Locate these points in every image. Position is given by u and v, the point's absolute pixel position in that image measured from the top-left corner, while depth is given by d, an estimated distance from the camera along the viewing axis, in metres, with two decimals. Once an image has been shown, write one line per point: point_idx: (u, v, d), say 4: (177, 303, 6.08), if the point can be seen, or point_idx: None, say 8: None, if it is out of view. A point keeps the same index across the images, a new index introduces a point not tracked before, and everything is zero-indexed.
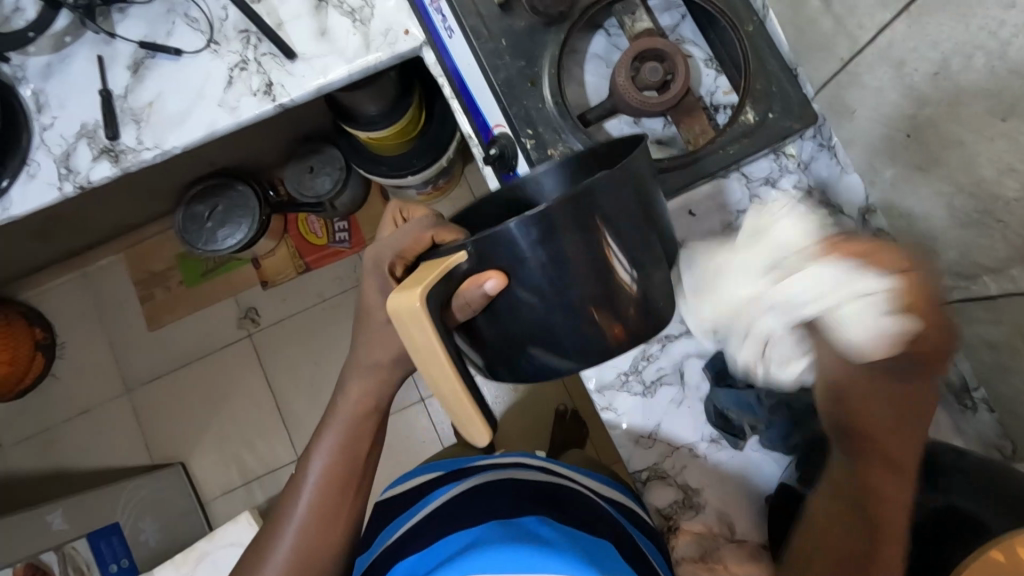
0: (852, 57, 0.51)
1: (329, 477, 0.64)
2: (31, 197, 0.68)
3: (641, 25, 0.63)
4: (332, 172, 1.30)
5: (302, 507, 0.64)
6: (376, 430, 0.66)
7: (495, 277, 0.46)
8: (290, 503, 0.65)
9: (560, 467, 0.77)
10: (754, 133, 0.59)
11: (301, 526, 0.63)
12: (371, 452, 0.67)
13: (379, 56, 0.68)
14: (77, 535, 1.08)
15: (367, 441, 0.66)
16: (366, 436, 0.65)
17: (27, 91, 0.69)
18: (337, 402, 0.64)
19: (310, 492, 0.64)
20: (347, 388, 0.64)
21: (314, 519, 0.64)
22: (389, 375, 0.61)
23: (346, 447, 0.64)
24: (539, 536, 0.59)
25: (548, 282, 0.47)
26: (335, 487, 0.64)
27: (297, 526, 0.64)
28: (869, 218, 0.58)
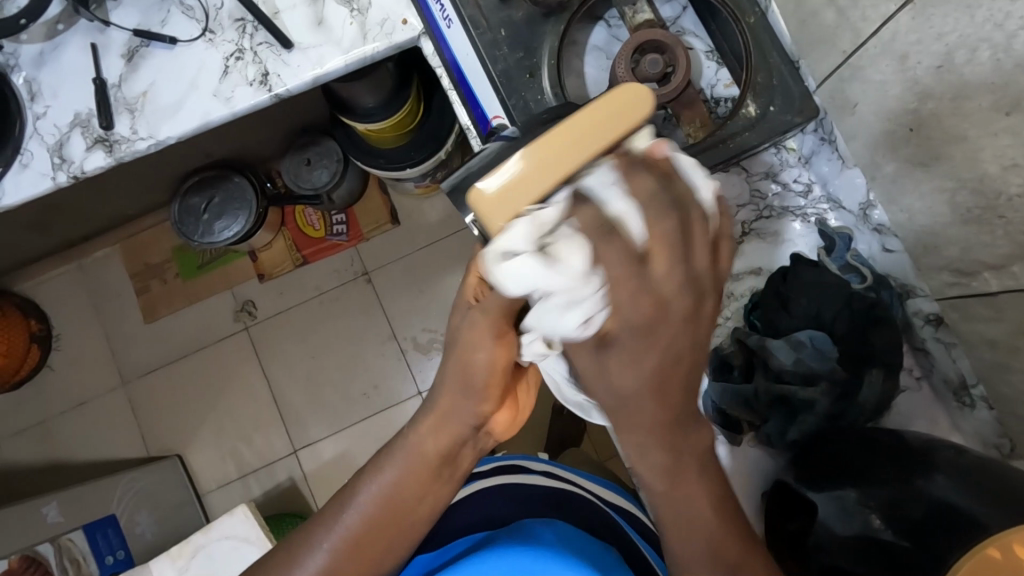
0: (854, 51, 0.50)
1: (393, 498, 0.61)
2: (25, 186, 0.67)
3: (641, 16, 0.62)
4: (329, 165, 1.29)
5: (333, 535, 0.61)
6: (438, 479, 0.62)
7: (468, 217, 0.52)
8: (339, 510, 0.62)
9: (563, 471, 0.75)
10: (752, 128, 0.58)
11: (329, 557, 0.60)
12: (431, 500, 0.62)
13: (376, 46, 0.67)
14: (74, 527, 1.07)
15: (449, 481, 0.63)
16: (446, 475, 0.63)
17: (20, 79, 0.68)
18: (409, 440, 0.62)
19: (350, 523, 0.61)
20: (420, 427, 0.62)
21: (351, 546, 0.60)
22: (454, 404, 0.61)
23: (420, 477, 0.62)
24: (550, 534, 0.58)
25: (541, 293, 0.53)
26: (403, 515, 0.61)
27: (343, 538, 0.61)
28: (868, 213, 0.58)
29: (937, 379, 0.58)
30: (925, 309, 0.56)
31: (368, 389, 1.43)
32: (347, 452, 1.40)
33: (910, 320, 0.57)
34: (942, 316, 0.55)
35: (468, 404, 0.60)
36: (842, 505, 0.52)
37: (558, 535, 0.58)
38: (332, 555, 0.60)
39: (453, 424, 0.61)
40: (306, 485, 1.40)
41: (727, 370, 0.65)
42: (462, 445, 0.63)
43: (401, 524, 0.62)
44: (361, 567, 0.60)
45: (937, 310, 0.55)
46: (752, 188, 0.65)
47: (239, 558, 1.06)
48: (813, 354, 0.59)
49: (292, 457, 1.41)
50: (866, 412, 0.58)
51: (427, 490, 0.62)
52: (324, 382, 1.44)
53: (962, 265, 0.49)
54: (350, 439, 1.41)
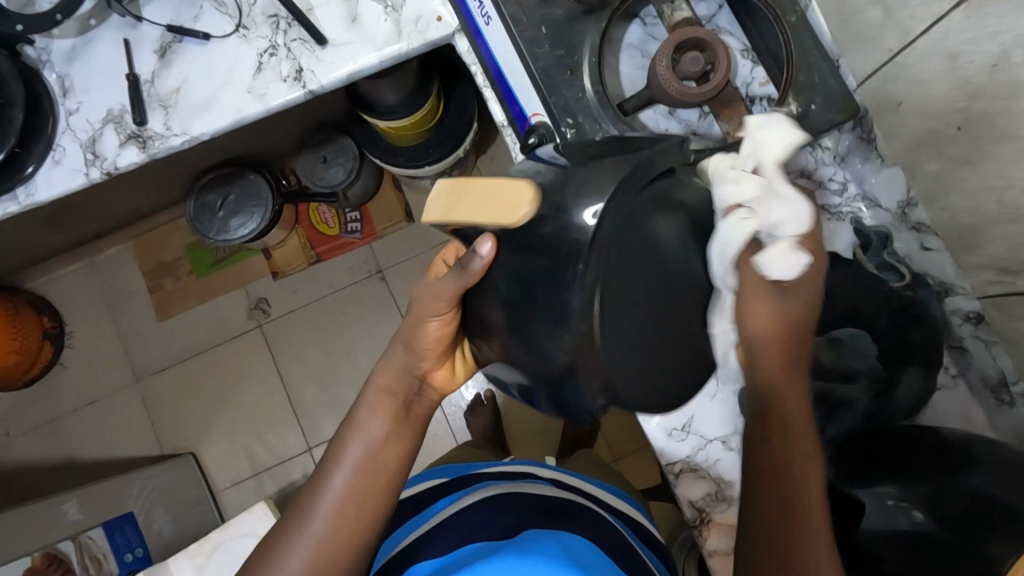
0: (901, 49, 0.50)
1: (368, 451, 0.60)
2: (57, 181, 0.67)
3: (679, 14, 0.63)
4: (345, 162, 1.29)
5: (319, 510, 0.58)
6: (402, 424, 0.61)
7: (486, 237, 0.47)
8: (322, 476, 0.59)
9: (572, 478, 0.82)
10: (798, 126, 0.57)
11: (320, 530, 0.57)
12: (404, 447, 0.61)
13: (410, 44, 0.67)
14: (92, 525, 1.05)
15: (413, 427, 0.62)
16: (407, 420, 0.62)
17: (51, 75, 0.68)
18: (363, 398, 0.62)
19: (331, 492, 0.58)
20: (371, 385, 0.62)
21: (341, 514, 0.57)
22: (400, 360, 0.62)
23: (384, 426, 0.60)
24: (560, 553, 0.60)
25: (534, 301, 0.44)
26: (382, 468, 0.60)
27: (332, 506, 0.58)
28: (908, 212, 0.58)
29: (973, 375, 0.58)
30: (964, 307, 0.56)
31: None
32: None
33: (948, 319, 0.58)
34: (983, 315, 0.55)
35: (410, 357, 0.61)
36: (881, 504, 0.53)
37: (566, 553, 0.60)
38: (322, 526, 0.57)
39: (397, 374, 0.62)
40: None
41: None
42: (414, 395, 0.63)
43: (379, 477, 0.59)
44: (355, 530, 0.58)
45: (978, 308, 0.55)
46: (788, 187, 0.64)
47: None
48: (854, 353, 0.60)
49: (306, 455, 1.41)
50: (906, 408, 0.59)
51: (394, 439, 0.61)
52: (336, 380, 1.44)
53: (1005, 264, 0.50)
54: None
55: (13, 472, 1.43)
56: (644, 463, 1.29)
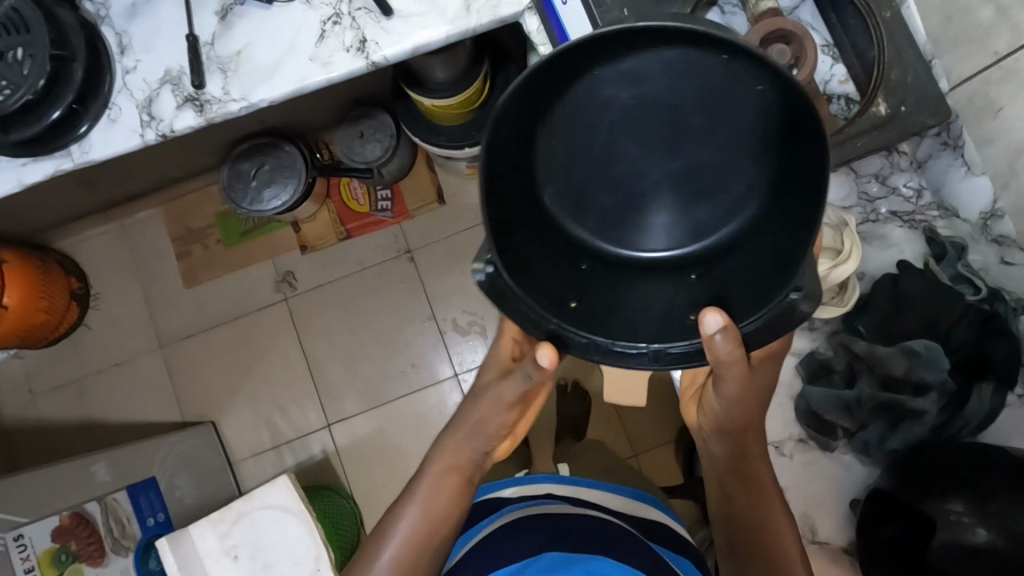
0: (1009, 53, 0.48)
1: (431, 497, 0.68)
2: (111, 142, 0.66)
3: (764, 3, 0.60)
4: (383, 139, 1.27)
5: (395, 537, 0.67)
6: (466, 486, 0.70)
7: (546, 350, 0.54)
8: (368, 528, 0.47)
9: (587, 492, 0.84)
10: (884, 126, 0.56)
11: (395, 556, 0.66)
12: (459, 505, 0.69)
13: (479, 19, 0.64)
14: (118, 488, 1.04)
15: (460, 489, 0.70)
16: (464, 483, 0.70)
17: (110, 31, 0.66)
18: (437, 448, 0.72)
19: (403, 529, 0.67)
20: (439, 454, 0.71)
21: (409, 547, 0.66)
22: (472, 440, 0.71)
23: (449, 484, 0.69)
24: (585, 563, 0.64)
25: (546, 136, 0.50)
26: (435, 518, 0.68)
27: (400, 539, 0.66)
28: (990, 223, 0.57)
29: None
30: None
31: (406, 366, 1.42)
32: (382, 429, 1.40)
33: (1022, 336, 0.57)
34: None
35: (480, 440, 0.71)
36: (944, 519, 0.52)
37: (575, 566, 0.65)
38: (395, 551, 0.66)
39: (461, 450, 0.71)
40: (339, 461, 1.40)
41: (825, 375, 0.62)
42: (473, 471, 0.71)
43: (434, 526, 0.68)
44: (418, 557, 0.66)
45: None
46: (860, 191, 0.62)
47: (283, 527, 1.07)
48: (927, 366, 0.56)
49: (326, 430, 1.41)
50: (971, 425, 0.57)
51: (448, 491, 0.69)
52: (358, 357, 1.43)
53: None
54: (386, 416, 1.41)
55: (36, 428, 1.44)
56: (663, 462, 1.27)
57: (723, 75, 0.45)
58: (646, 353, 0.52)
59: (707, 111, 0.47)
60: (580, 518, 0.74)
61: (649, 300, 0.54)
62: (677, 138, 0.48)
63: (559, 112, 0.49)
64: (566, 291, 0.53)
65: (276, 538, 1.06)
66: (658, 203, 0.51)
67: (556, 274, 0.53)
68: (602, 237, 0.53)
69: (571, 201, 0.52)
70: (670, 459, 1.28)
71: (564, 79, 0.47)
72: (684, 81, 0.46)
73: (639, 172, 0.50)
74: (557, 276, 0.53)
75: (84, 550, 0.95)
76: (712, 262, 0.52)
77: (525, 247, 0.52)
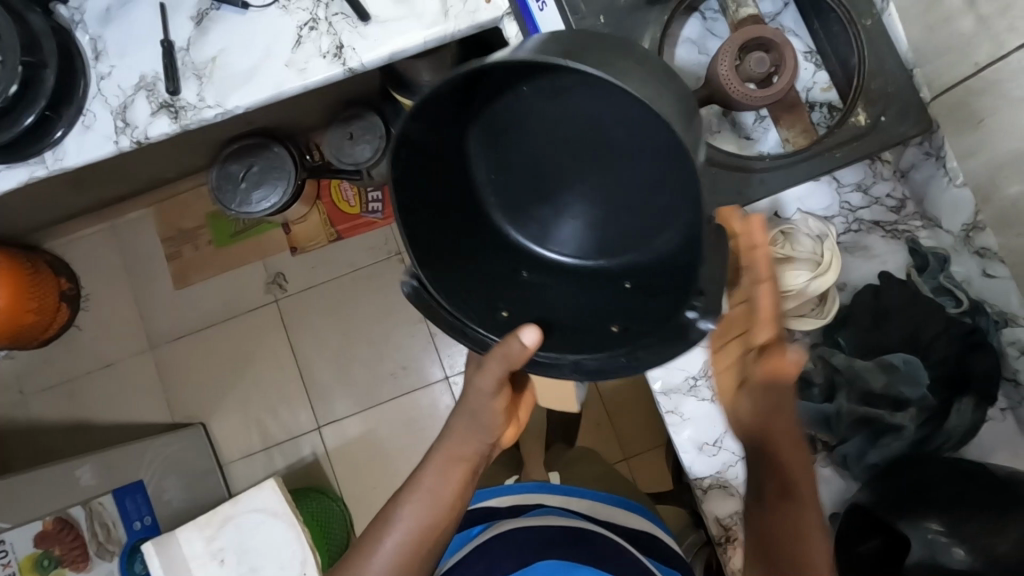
0: (989, 64, 0.47)
1: (429, 501, 0.64)
2: (85, 148, 0.65)
3: (744, 11, 0.61)
4: (372, 140, 1.26)
5: (386, 548, 0.63)
6: (467, 487, 0.67)
7: (532, 328, 0.51)
8: None
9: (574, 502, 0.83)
10: (863, 137, 0.56)
11: (387, 565, 0.62)
12: (457, 506, 0.66)
13: (457, 25, 0.63)
14: (103, 491, 1.04)
15: (458, 487, 0.66)
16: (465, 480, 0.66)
17: (84, 36, 0.66)
18: (435, 446, 0.67)
19: (395, 538, 0.63)
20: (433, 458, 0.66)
21: (400, 556, 0.63)
22: (474, 434, 0.66)
23: (448, 485, 0.65)
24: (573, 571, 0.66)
25: (466, 148, 0.51)
26: (431, 524, 0.64)
27: (394, 548, 0.63)
28: (972, 236, 0.55)
29: None
30: None
31: (396, 368, 1.41)
32: (372, 431, 1.40)
33: (1005, 350, 0.55)
34: None
35: (481, 439, 0.66)
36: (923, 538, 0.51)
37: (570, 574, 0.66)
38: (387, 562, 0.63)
39: (463, 451, 0.66)
40: (329, 463, 1.40)
41: (805, 389, 0.61)
42: (481, 462, 0.68)
43: (431, 532, 0.64)
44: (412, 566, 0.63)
45: None
46: (841, 200, 0.62)
47: (268, 531, 1.06)
48: (905, 380, 0.56)
49: (316, 432, 1.41)
50: (952, 438, 0.56)
51: (446, 491, 0.65)
52: (349, 359, 1.43)
53: None
54: (376, 418, 1.40)
55: (27, 429, 1.44)
56: (653, 466, 1.27)
57: (615, 94, 0.43)
58: (564, 364, 0.53)
59: (622, 126, 0.46)
60: (569, 526, 0.73)
61: (578, 307, 0.54)
62: (587, 153, 0.48)
63: (474, 124, 0.49)
64: (496, 299, 0.54)
65: (262, 542, 1.05)
66: (581, 212, 0.51)
67: (489, 283, 0.54)
68: (534, 242, 0.54)
69: (506, 203, 0.53)
70: (661, 463, 1.27)
71: (468, 99, 0.47)
72: (584, 97, 0.45)
73: (557, 183, 0.50)
74: (487, 286, 0.54)
75: (67, 555, 0.96)
76: (640, 273, 0.52)
77: (454, 258, 0.53)
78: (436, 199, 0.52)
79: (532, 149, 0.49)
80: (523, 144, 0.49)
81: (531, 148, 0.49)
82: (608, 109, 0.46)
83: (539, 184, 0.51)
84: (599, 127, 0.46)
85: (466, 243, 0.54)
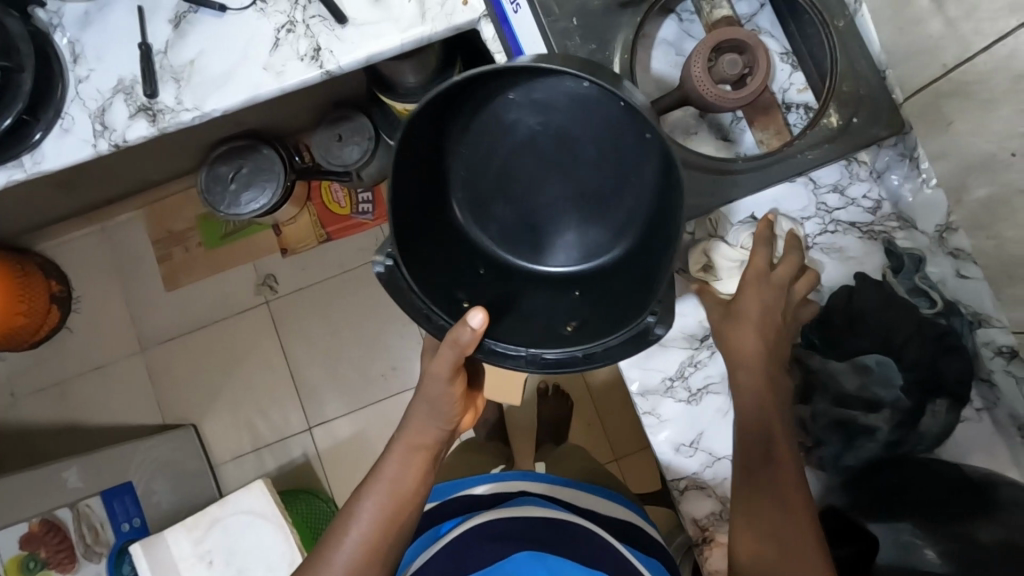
0: (956, 65, 0.47)
1: (391, 486, 0.65)
2: (64, 152, 0.65)
3: (719, 11, 0.63)
4: (360, 142, 1.25)
5: (351, 538, 0.63)
6: (428, 474, 0.67)
7: (478, 311, 0.54)
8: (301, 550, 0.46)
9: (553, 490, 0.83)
10: (837, 138, 0.58)
11: (352, 555, 0.62)
12: (419, 492, 0.67)
13: (433, 27, 0.63)
14: (91, 493, 1.05)
15: (418, 473, 0.66)
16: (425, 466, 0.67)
17: (63, 40, 0.66)
18: (397, 435, 0.68)
19: (359, 528, 0.63)
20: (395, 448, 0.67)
21: (365, 545, 0.63)
22: (432, 420, 0.67)
23: (410, 472, 0.66)
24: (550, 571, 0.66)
25: (461, 151, 0.55)
26: (395, 510, 0.65)
27: (358, 538, 0.63)
28: (945, 236, 0.55)
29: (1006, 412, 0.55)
30: (997, 340, 0.53)
31: (386, 369, 1.41)
32: (363, 432, 1.40)
33: (978, 351, 0.55)
34: (1017, 350, 0.52)
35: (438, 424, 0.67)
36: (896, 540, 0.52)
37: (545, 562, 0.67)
38: (352, 552, 0.63)
39: (424, 439, 0.67)
40: (320, 464, 1.40)
41: None
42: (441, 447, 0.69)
43: (395, 521, 0.64)
44: (378, 557, 0.63)
45: (1011, 343, 0.52)
46: (818, 201, 0.62)
47: (255, 533, 1.06)
48: (880, 381, 0.58)
49: (307, 434, 1.41)
50: (926, 440, 0.57)
51: (408, 478, 0.66)
52: (339, 360, 1.43)
53: None
54: (367, 419, 1.40)
55: (18, 431, 1.44)
56: (644, 466, 1.27)
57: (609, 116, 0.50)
58: (522, 356, 0.57)
59: (606, 149, 0.52)
60: (548, 519, 0.73)
61: (533, 308, 0.58)
62: (567, 169, 0.53)
63: (474, 131, 0.54)
64: (459, 291, 0.58)
65: (249, 543, 1.06)
66: (551, 226, 0.56)
67: (456, 279, 0.57)
68: (505, 252, 0.58)
69: (479, 211, 0.56)
70: (651, 464, 1.27)
71: (485, 106, 0.53)
72: (581, 119, 0.51)
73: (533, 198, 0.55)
74: (449, 277, 0.57)
75: (53, 557, 0.97)
76: (593, 283, 0.57)
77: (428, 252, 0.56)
78: (422, 185, 0.55)
79: (518, 165, 0.54)
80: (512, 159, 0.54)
81: (518, 158, 0.54)
82: (602, 133, 0.51)
83: (515, 198, 0.55)
84: (587, 146, 0.52)
85: (443, 242, 0.57)
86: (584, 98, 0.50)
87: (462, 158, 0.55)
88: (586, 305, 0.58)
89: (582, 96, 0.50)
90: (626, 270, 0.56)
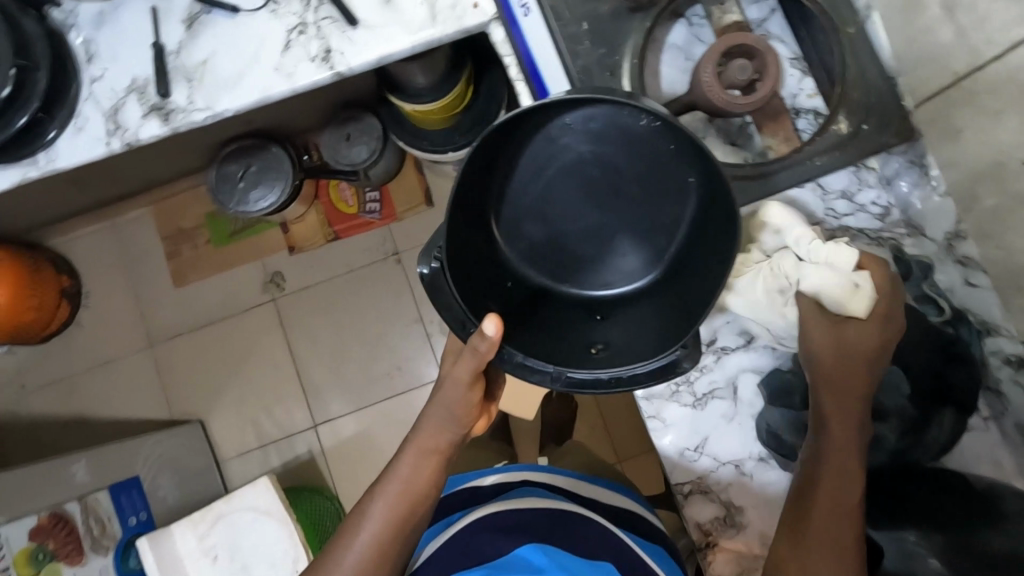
0: (968, 74, 0.48)
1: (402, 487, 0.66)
2: (77, 150, 0.66)
3: (729, 17, 0.62)
4: (369, 141, 1.26)
5: (362, 538, 0.64)
6: (439, 475, 0.67)
7: (492, 319, 0.55)
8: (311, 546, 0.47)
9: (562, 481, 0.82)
10: (847, 143, 0.59)
11: (362, 555, 0.63)
12: (431, 494, 0.67)
13: (443, 29, 0.63)
14: (99, 487, 1.06)
15: (430, 475, 0.67)
16: (436, 467, 0.67)
17: (77, 39, 0.66)
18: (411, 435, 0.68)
19: (370, 528, 0.64)
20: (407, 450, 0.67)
21: (375, 545, 0.63)
22: (444, 421, 0.67)
23: (422, 473, 0.66)
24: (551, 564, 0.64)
25: (510, 168, 0.57)
26: (405, 511, 0.65)
27: (369, 538, 0.64)
28: (955, 245, 0.55)
29: None
30: (1006, 349, 0.54)
31: (391, 368, 1.42)
32: (367, 431, 1.41)
33: (986, 359, 0.56)
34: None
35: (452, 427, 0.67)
36: None
37: (550, 558, 0.66)
38: (362, 551, 0.63)
39: (436, 440, 0.67)
40: (324, 462, 1.41)
41: (786, 395, 0.62)
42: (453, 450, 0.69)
43: (406, 522, 0.65)
44: (388, 558, 0.64)
45: (1020, 353, 0.53)
46: (826, 207, 0.60)
47: (261, 529, 1.07)
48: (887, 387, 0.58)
49: (312, 431, 1.42)
50: (932, 449, 0.57)
51: (420, 479, 0.66)
52: (344, 358, 1.43)
53: None
54: (372, 417, 1.41)
55: (27, 424, 1.46)
56: (647, 469, 1.27)
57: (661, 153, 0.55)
58: (548, 374, 0.57)
59: (648, 186, 0.57)
60: (556, 512, 0.72)
61: (560, 326, 0.61)
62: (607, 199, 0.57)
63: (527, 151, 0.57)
64: (489, 300, 0.58)
65: (254, 540, 1.06)
66: (582, 250, 0.60)
67: (490, 292, 0.59)
68: (536, 270, 0.61)
69: (515, 230, 0.59)
70: (654, 466, 1.27)
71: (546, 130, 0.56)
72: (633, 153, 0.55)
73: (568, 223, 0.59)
74: (486, 288, 0.58)
75: (61, 550, 0.97)
76: (615, 309, 0.61)
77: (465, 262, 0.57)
78: (473, 191, 0.56)
79: (563, 191, 0.58)
80: (558, 184, 0.57)
81: (565, 182, 0.57)
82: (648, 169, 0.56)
83: (553, 221, 0.59)
84: (633, 179, 0.56)
85: (479, 254, 0.58)
86: (638, 136, 0.55)
87: (510, 175, 0.58)
88: (611, 330, 0.60)
89: (641, 133, 0.54)
90: (654, 298, 0.60)
